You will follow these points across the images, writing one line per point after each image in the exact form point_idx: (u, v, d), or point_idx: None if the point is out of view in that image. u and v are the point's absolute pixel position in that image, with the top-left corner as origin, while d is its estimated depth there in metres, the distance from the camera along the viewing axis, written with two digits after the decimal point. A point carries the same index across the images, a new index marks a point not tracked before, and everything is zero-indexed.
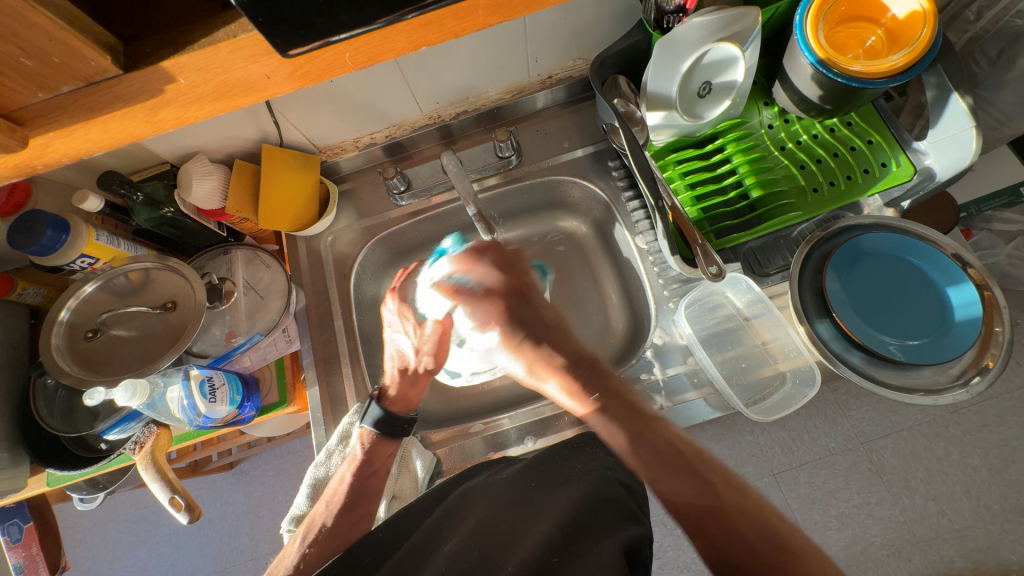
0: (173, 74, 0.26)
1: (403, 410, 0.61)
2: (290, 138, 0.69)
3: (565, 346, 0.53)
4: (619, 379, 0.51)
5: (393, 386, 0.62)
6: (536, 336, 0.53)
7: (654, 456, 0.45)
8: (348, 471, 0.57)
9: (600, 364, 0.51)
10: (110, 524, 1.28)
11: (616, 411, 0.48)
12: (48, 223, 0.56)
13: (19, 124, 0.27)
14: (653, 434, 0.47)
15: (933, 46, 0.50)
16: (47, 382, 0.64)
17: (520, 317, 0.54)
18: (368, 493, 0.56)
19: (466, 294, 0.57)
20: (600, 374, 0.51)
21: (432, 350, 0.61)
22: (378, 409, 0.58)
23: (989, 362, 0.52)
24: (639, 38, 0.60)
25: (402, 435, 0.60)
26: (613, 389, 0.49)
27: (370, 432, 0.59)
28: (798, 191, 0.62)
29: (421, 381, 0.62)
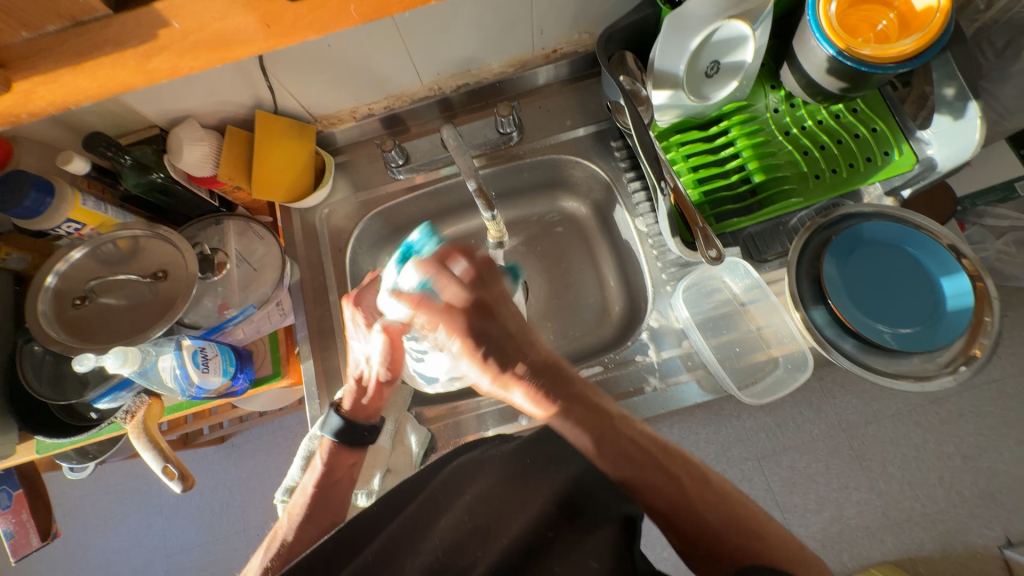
0: (166, 17, 0.26)
1: (368, 418, 0.59)
2: (285, 106, 0.67)
3: (530, 355, 0.48)
4: (580, 381, 0.48)
5: (349, 397, 0.59)
6: (499, 348, 0.48)
7: (621, 459, 0.44)
8: (310, 483, 0.56)
9: (561, 369, 0.48)
10: (100, 494, 1.28)
11: (583, 415, 0.46)
12: (32, 184, 0.54)
13: (3, 66, 0.26)
14: (618, 436, 0.45)
15: (943, 32, 0.50)
16: (35, 348, 0.62)
17: (484, 333, 0.48)
18: (333, 503, 0.56)
19: (428, 304, 0.49)
20: (562, 378, 0.48)
21: (386, 364, 0.56)
22: (337, 419, 0.58)
23: (977, 351, 0.53)
24: (648, 13, 0.59)
25: (365, 443, 0.59)
26: (575, 395, 0.47)
27: (330, 444, 0.58)
28: (800, 177, 0.61)
29: (373, 392, 0.58)
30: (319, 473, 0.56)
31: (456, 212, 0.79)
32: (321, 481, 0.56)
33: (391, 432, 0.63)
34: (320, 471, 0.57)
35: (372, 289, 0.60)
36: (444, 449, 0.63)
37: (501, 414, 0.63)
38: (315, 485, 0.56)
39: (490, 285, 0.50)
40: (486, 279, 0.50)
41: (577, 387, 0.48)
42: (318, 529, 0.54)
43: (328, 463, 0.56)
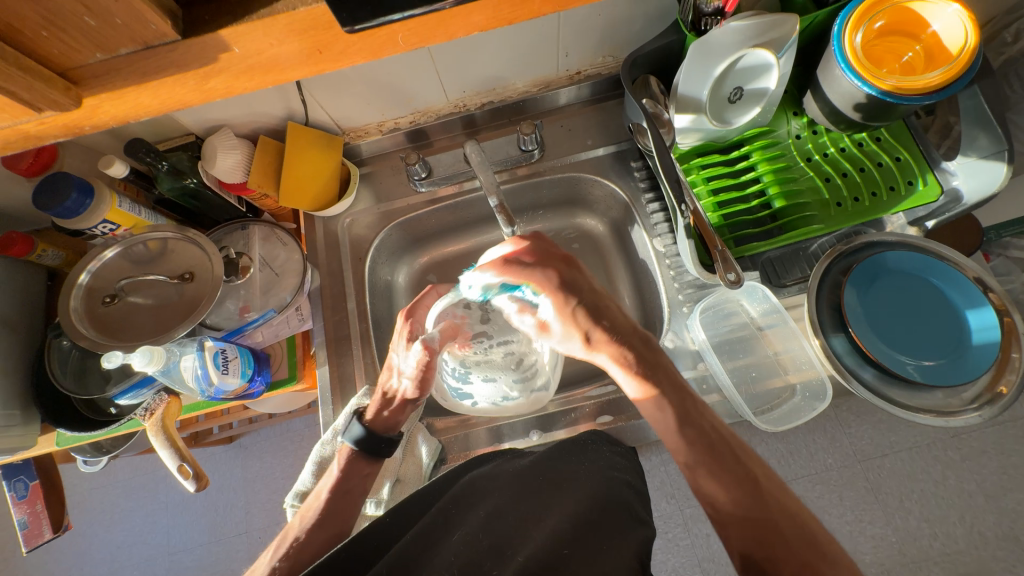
0: (229, 43, 0.26)
1: (386, 431, 0.58)
2: (315, 118, 0.69)
3: (620, 321, 0.50)
4: (666, 358, 0.51)
5: (371, 407, 0.59)
6: (592, 310, 0.49)
7: (702, 444, 0.46)
8: (325, 488, 0.56)
9: (650, 341, 0.51)
10: (109, 488, 1.30)
11: (671, 390, 0.48)
12: (74, 185, 0.56)
13: (74, 83, 0.27)
14: (700, 417, 0.48)
15: (973, 65, 0.50)
16: (63, 343, 0.64)
17: (576, 288, 0.50)
18: (343, 512, 0.54)
19: (517, 264, 0.50)
20: (650, 346, 0.51)
21: (416, 380, 0.56)
22: (357, 428, 0.57)
23: (1004, 389, 0.51)
24: (673, 39, 0.60)
25: (383, 455, 0.57)
26: (660, 369, 0.49)
27: (349, 451, 0.57)
28: (822, 204, 0.61)
29: (398, 406, 0.58)
30: (337, 479, 0.56)
31: (475, 225, 0.81)
32: (342, 486, 0.55)
33: (402, 442, 0.63)
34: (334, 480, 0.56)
35: (422, 304, 0.61)
36: (454, 461, 0.63)
37: (511, 428, 0.63)
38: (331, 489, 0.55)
39: (558, 256, 0.52)
40: (551, 253, 0.52)
41: (667, 368, 0.50)
42: (326, 535, 0.52)
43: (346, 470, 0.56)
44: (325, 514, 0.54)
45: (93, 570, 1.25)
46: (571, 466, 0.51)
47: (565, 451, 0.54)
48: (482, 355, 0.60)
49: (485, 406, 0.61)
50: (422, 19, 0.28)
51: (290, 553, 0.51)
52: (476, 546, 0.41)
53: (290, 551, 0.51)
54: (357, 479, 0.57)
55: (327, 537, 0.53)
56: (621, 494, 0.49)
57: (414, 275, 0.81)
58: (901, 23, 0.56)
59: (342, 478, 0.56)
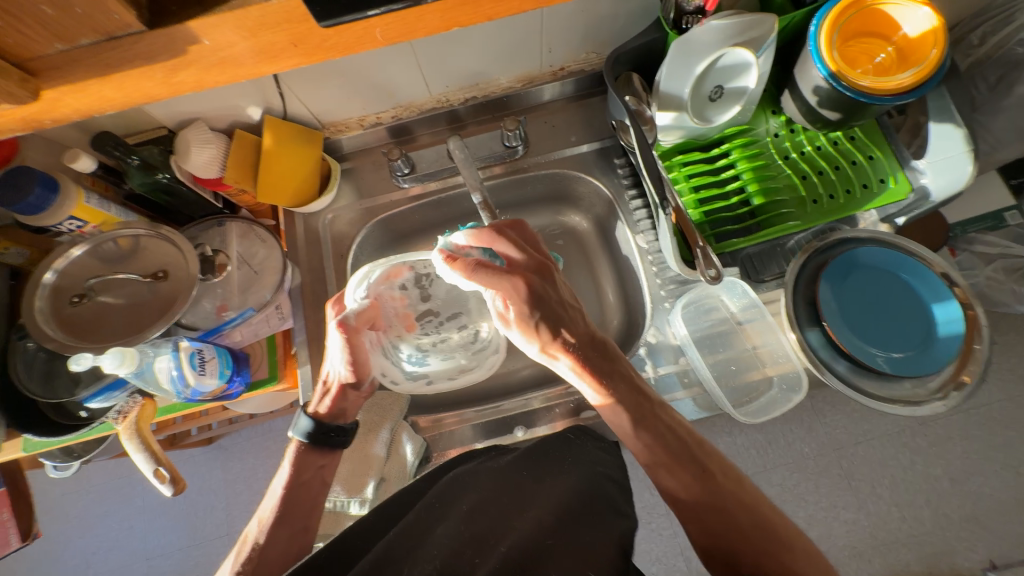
0: (198, 35, 0.26)
1: (337, 419, 0.56)
2: (293, 112, 0.67)
3: (579, 327, 0.52)
4: (625, 362, 0.52)
5: (314, 400, 0.55)
6: (552, 316, 0.50)
7: (660, 448, 0.48)
8: (279, 485, 0.53)
9: (608, 347, 0.52)
10: (82, 493, 1.25)
11: (628, 399, 0.50)
12: (38, 180, 0.54)
13: (31, 74, 0.26)
14: (657, 420, 0.50)
15: (941, 66, 0.52)
16: (28, 345, 0.62)
17: (543, 298, 0.51)
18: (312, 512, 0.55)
19: (485, 268, 0.49)
20: (604, 351, 0.52)
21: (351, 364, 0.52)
22: (306, 421, 0.54)
23: (967, 378, 0.54)
24: (655, 37, 0.61)
25: (336, 445, 0.55)
26: (615, 373, 0.51)
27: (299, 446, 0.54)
28: (799, 201, 0.63)
29: (337, 394, 0.54)
30: (289, 474, 0.53)
31: (459, 222, 0.80)
32: (296, 480, 0.53)
33: (387, 440, 0.63)
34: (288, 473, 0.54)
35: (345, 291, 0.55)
36: (440, 459, 0.63)
37: (497, 424, 0.63)
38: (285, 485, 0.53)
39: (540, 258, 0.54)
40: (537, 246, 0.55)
41: (622, 368, 0.52)
42: (290, 531, 0.52)
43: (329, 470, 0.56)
44: (284, 511, 0.52)
45: None
46: (556, 462, 0.52)
47: (552, 444, 0.54)
48: (434, 337, 0.62)
49: (442, 384, 0.62)
50: (401, 11, 0.28)
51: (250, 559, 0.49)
52: (459, 537, 0.42)
53: (252, 553, 0.50)
54: (313, 474, 0.54)
55: (290, 534, 0.52)
56: (603, 488, 0.50)
57: None
58: (871, 25, 0.57)
59: (294, 475, 0.53)
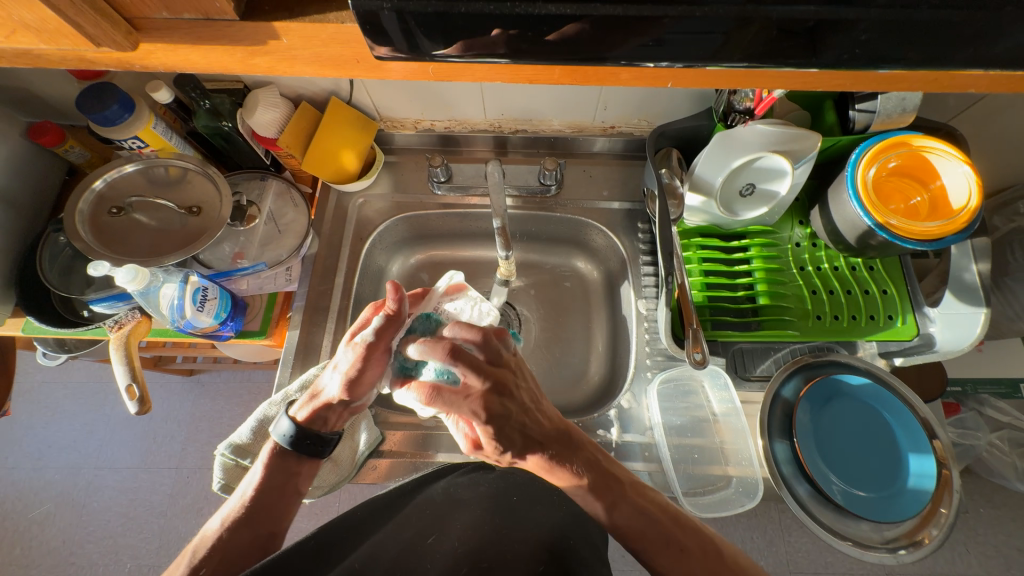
0: (278, 33, 0.29)
1: (317, 426, 0.51)
2: (358, 99, 0.72)
3: (540, 429, 0.48)
4: (592, 448, 0.51)
5: (304, 403, 0.52)
6: (506, 430, 0.46)
7: (636, 515, 0.48)
8: (250, 487, 0.49)
9: (573, 437, 0.50)
10: (59, 385, 1.30)
11: (595, 477, 0.49)
12: (118, 99, 0.59)
13: (136, 29, 0.30)
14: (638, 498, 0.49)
15: (969, 226, 0.53)
16: (59, 239, 0.67)
17: (498, 414, 0.45)
18: (276, 511, 0.49)
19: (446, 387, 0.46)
20: (577, 446, 0.50)
21: (353, 377, 0.48)
22: (287, 424, 0.50)
23: (924, 539, 0.52)
24: (703, 124, 0.64)
25: (317, 454, 0.51)
26: (578, 456, 0.49)
27: (276, 448, 0.51)
28: (803, 313, 0.63)
29: (322, 403, 0.51)
30: (262, 476, 0.49)
31: (479, 239, 0.83)
32: (267, 484, 0.49)
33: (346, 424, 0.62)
34: (260, 473, 0.50)
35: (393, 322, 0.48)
36: (391, 455, 0.64)
37: (456, 442, 0.65)
38: (256, 486, 0.49)
39: (501, 361, 0.48)
40: (495, 357, 0.48)
41: (587, 454, 0.50)
42: (252, 537, 0.48)
43: (272, 470, 0.50)
44: (251, 512, 0.48)
45: (17, 463, 1.23)
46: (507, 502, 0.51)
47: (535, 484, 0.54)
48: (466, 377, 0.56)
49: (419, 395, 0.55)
50: (457, 65, 0.31)
51: (211, 557, 0.46)
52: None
53: (210, 553, 0.46)
54: (288, 474, 0.50)
55: (253, 539, 0.48)
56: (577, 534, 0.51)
57: (408, 269, 0.84)
58: (914, 168, 0.58)
59: (268, 472, 0.50)
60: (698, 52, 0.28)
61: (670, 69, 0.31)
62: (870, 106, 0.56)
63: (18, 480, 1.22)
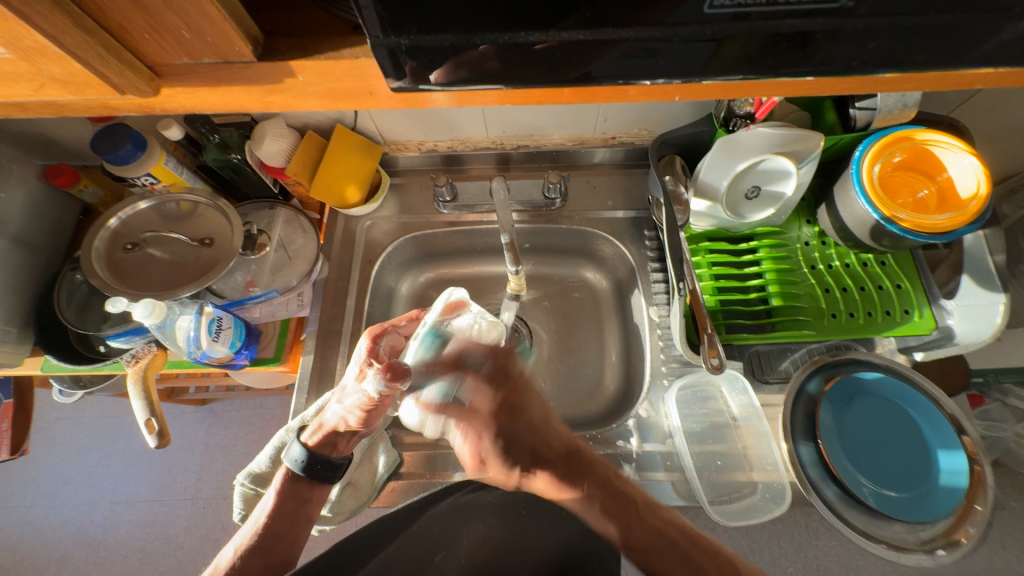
0: (294, 71, 0.30)
1: (326, 451, 0.54)
2: (362, 125, 0.74)
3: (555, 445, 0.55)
4: (599, 463, 0.53)
5: (314, 428, 0.55)
6: (513, 441, 0.56)
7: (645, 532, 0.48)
8: (262, 514, 0.50)
9: (580, 454, 0.54)
10: (74, 421, 1.31)
11: (608, 489, 0.50)
12: (130, 138, 0.61)
13: (157, 75, 0.31)
14: (642, 515, 0.49)
15: (978, 217, 0.53)
16: (76, 277, 0.68)
17: (508, 431, 0.56)
18: (286, 537, 0.48)
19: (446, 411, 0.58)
20: (581, 461, 0.53)
21: (360, 416, 0.52)
22: (299, 450, 0.53)
23: (961, 538, 0.51)
24: (704, 129, 0.65)
25: (328, 479, 0.53)
26: (587, 475, 0.51)
27: (289, 474, 0.52)
28: (817, 312, 0.62)
29: (331, 430, 0.54)
30: (274, 503, 0.50)
31: (486, 254, 0.84)
32: (278, 510, 0.50)
33: (365, 446, 0.62)
34: (273, 500, 0.51)
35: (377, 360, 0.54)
36: (410, 477, 0.64)
37: None
38: (268, 511, 0.49)
39: (511, 381, 0.59)
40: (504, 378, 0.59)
41: (600, 471, 0.52)
42: (263, 564, 0.46)
43: (286, 493, 0.51)
44: (263, 539, 0.48)
45: (34, 501, 1.23)
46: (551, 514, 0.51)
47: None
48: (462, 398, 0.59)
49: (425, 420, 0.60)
50: (469, 90, 0.31)
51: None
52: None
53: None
54: (300, 501, 0.51)
55: (264, 568, 0.46)
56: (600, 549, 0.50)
57: (417, 288, 0.84)
58: (918, 161, 0.58)
59: (280, 499, 0.51)
60: (703, 65, 0.29)
61: (676, 84, 0.31)
62: (871, 103, 0.57)
63: (35, 518, 1.21)
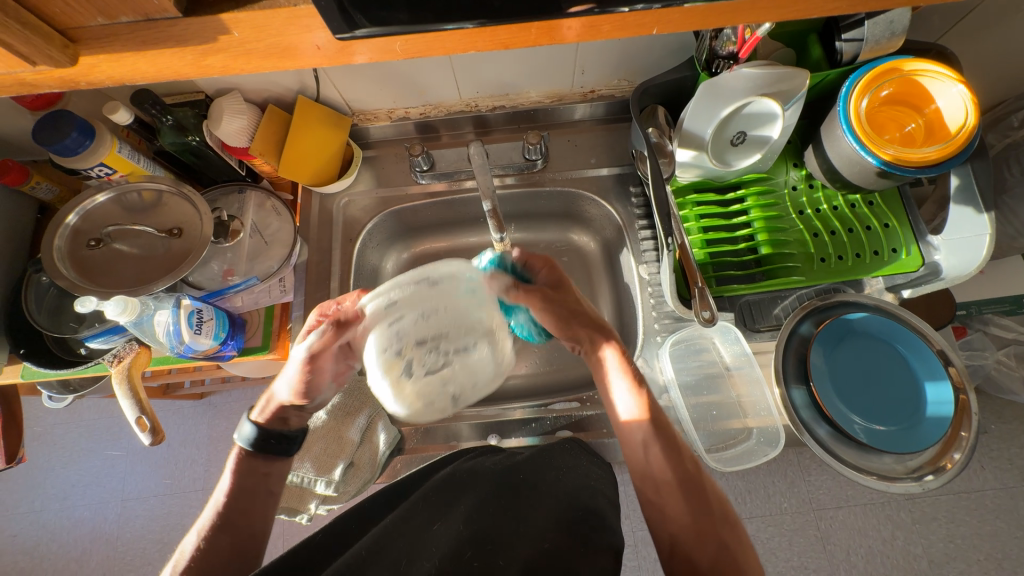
0: (229, 27, 0.28)
1: (279, 425, 0.53)
2: (326, 95, 0.69)
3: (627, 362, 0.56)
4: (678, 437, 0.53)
5: (261, 406, 0.54)
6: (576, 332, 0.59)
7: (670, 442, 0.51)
8: (220, 492, 0.50)
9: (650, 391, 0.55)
10: (71, 426, 1.30)
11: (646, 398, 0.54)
12: (75, 125, 0.57)
13: (72, 42, 0.28)
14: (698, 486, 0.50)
15: (966, 147, 0.51)
16: (42, 279, 0.65)
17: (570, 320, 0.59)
18: (248, 514, 0.49)
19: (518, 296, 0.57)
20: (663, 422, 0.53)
21: (302, 388, 0.51)
22: (250, 428, 0.52)
23: (947, 464, 0.53)
24: (686, 75, 0.62)
25: (284, 454, 0.52)
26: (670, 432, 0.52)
27: (242, 452, 0.52)
28: (807, 257, 0.62)
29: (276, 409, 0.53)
30: (231, 482, 0.50)
31: (471, 224, 0.82)
32: (237, 489, 0.50)
33: (362, 426, 0.64)
34: (231, 481, 0.50)
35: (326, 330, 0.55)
36: (411, 452, 0.64)
37: (475, 430, 0.64)
38: (227, 492, 0.49)
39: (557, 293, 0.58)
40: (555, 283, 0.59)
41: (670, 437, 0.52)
42: (230, 541, 0.47)
43: (244, 472, 0.51)
44: (225, 517, 0.48)
45: (44, 506, 1.24)
46: (551, 474, 0.52)
47: (539, 463, 0.53)
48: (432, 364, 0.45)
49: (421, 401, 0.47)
50: (424, 38, 0.29)
51: (189, 567, 0.45)
52: (458, 537, 0.41)
53: (188, 565, 0.45)
54: (258, 477, 0.51)
55: (233, 544, 0.48)
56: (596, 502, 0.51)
57: (403, 264, 0.82)
58: (906, 94, 0.56)
59: (237, 477, 0.51)
60: None
61: (653, 13, 0.29)
62: (858, 34, 0.54)
63: (47, 521, 1.23)
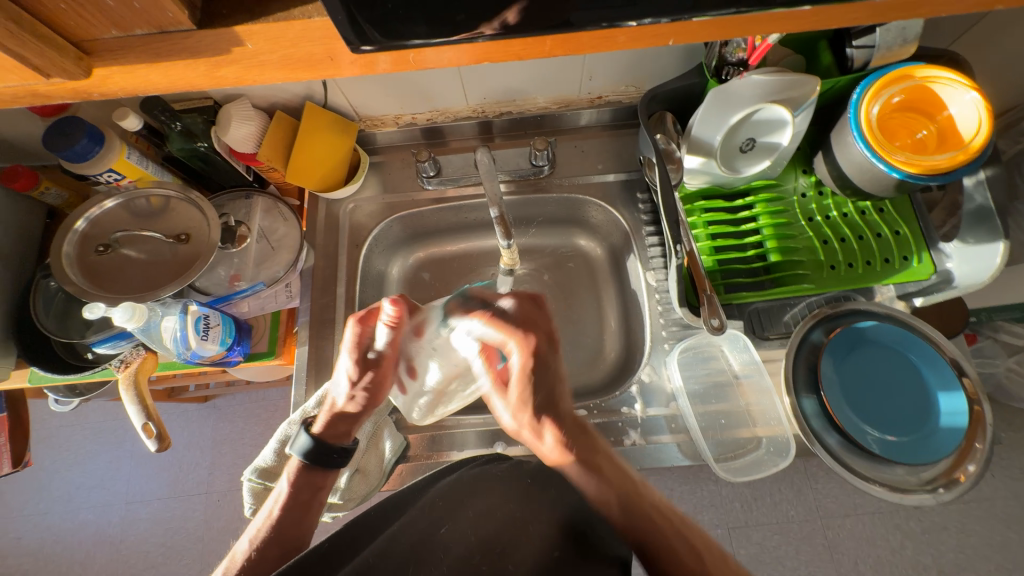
0: (242, 38, 0.28)
1: (339, 440, 0.55)
2: (334, 101, 0.69)
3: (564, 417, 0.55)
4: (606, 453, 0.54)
5: (321, 418, 0.56)
6: (544, 386, 0.54)
7: (631, 517, 0.49)
8: (275, 505, 0.51)
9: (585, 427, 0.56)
10: (76, 428, 1.30)
11: (610, 473, 0.52)
12: (85, 132, 0.57)
13: (87, 53, 0.28)
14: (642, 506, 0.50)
15: (980, 155, 0.51)
16: (50, 285, 0.65)
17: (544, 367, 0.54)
18: (298, 526, 0.50)
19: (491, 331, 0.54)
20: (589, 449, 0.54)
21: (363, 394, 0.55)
22: (306, 439, 0.53)
23: (961, 476, 0.51)
24: (695, 81, 0.61)
25: (336, 466, 0.54)
26: (597, 453, 0.53)
27: (299, 465, 0.53)
28: (816, 265, 0.61)
29: (332, 417, 0.55)
30: (289, 493, 0.52)
31: (477, 229, 0.81)
32: (293, 500, 0.51)
33: (368, 434, 0.62)
34: (288, 490, 0.52)
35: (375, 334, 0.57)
36: (417, 459, 0.64)
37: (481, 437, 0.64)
38: (283, 502, 0.51)
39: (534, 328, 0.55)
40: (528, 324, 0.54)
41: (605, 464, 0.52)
42: (281, 551, 0.48)
43: (300, 484, 0.52)
44: (278, 529, 0.49)
45: (49, 508, 1.24)
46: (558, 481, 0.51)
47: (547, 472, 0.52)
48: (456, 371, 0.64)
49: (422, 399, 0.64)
50: (437, 49, 0.29)
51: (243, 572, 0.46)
52: (466, 543, 0.42)
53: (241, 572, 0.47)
54: (314, 489, 0.53)
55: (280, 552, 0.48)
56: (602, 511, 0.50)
57: (409, 269, 0.82)
58: (918, 100, 0.56)
59: (296, 488, 0.52)
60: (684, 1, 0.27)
61: (667, 24, 0.29)
62: (869, 41, 0.53)
63: (52, 523, 1.23)
